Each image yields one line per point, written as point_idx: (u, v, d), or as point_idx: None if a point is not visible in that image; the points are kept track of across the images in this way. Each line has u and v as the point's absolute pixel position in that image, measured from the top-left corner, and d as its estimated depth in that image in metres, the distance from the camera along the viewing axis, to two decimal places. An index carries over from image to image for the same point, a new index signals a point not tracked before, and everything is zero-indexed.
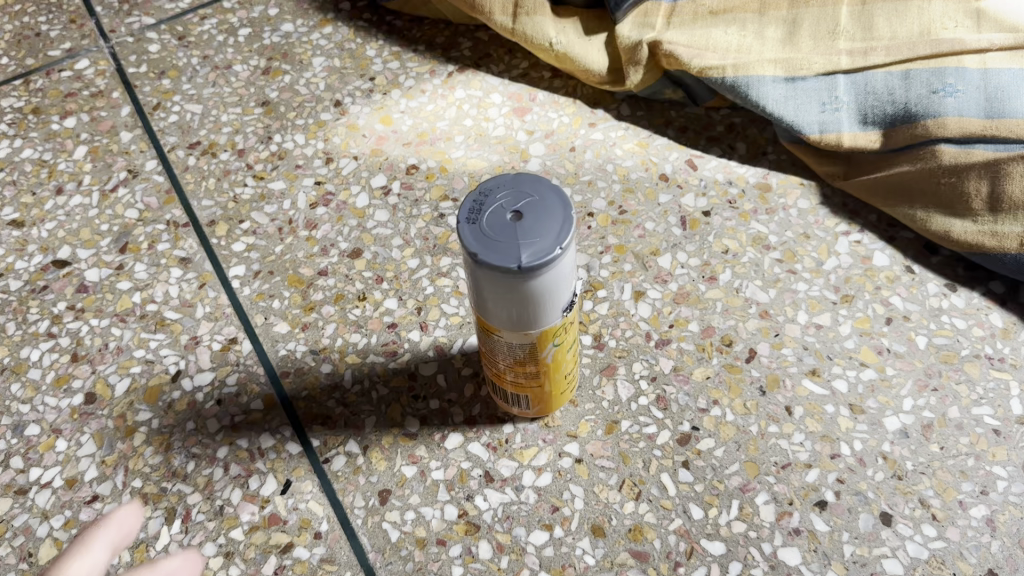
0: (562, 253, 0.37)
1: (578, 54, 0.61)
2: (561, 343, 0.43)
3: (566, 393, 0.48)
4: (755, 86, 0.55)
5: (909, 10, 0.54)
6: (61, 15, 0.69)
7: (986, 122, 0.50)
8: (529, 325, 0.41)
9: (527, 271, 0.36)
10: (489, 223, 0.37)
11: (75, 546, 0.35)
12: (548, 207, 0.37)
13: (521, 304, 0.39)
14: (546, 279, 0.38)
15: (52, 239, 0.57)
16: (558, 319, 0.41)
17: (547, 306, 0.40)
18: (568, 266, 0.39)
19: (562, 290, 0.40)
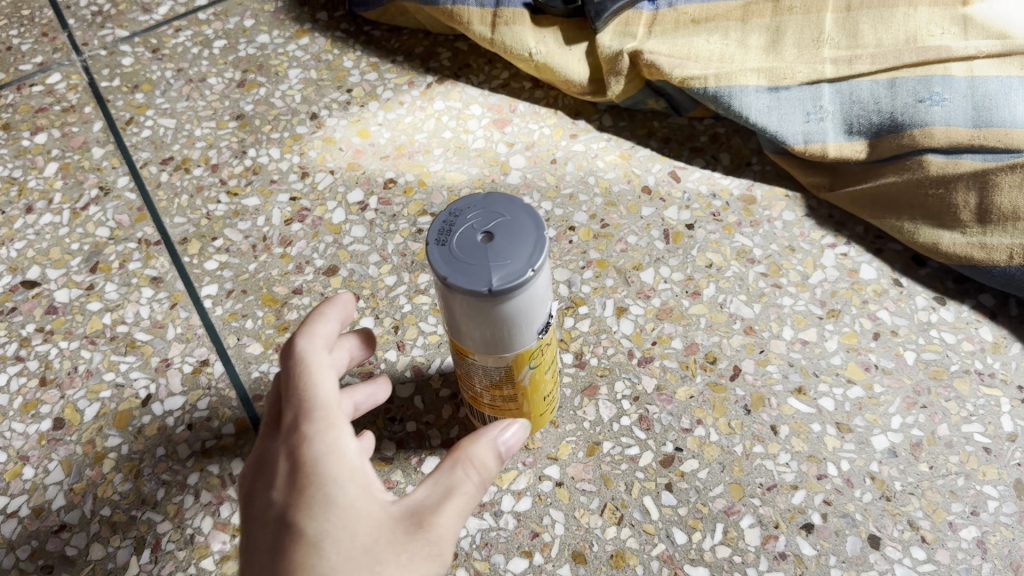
0: (536, 274, 0.35)
1: (558, 64, 0.59)
2: (537, 365, 0.42)
3: (547, 412, 0.47)
4: (738, 96, 0.54)
5: (894, 17, 0.53)
6: (32, 28, 0.68)
7: (973, 131, 0.49)
8: (503, 345, 0.39)
9: (499, 293, 0.34)
10: (458, 244, 0.35)
11: (315, 317, 0.39)
12: (519, 227, 0.35)
13: (492, 326, 0.37)
14: (519, 300, 0.36)
15: (21, 259, 0.56)
16: (534, 339, 0.39)
17: (520, 328, 0.38)
18: (541, 285, 0.37)
19: (535, 310, 0.38)
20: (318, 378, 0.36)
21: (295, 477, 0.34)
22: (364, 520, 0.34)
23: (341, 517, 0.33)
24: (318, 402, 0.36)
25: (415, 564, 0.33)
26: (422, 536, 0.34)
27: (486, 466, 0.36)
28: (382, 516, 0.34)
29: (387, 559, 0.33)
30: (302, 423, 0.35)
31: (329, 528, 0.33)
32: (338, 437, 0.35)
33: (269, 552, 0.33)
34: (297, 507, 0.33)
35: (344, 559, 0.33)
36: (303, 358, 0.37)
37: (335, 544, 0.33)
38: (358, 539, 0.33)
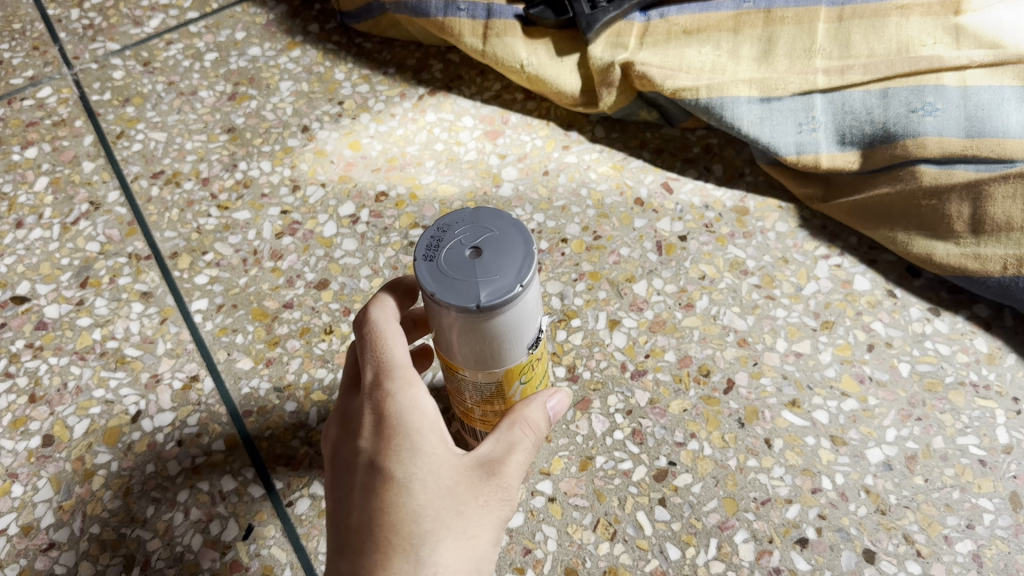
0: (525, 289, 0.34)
1: (549, 76, 0.59)
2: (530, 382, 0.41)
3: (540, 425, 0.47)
4: (729, 107, 0.54)
5: (886, 27, 0.53)
6: (23, 41, 0.68)
7: (966, 141, 0.49)
8: (493, 361, 0.38)
9: (487, 309, 0.34)
10: (447, 260, 0.34)
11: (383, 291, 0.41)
12: (508, 242, 0.35)
13: (481, 342, 0.36)
14: (508, 314, 0.35)
15: (11, 274, 0.56)
16: (523, 355, 0.39)
17: (509, 343, 0.37)
18: (529, 300, 0.37)
19: (524, 325, 0.37)
20: (393, 340, 0.38)
21: (380, 427, 0.36)
22: (446, 466, 0.36)
23: (427, 464, 0.35)
24: (397, 362, 0.37)
25: (491, 506, 0.36)
26: (495, 483, 0.36)
27: (538, 425, 0.39)
28: (460, 464, 0.36)
29: (468, 502, 0.35)
30: (385, 381, 0.37)
31: (416, 472, 0.35)
32: (419, 394, 0.37)
33: (360, 495, 0.35)
34: (384, 454, 0.35)
35: (434, 498, 0.34)
36: (380, 324, 0.38)
37: (424, 485, 0.35)
38: (442, 482, 0.35)
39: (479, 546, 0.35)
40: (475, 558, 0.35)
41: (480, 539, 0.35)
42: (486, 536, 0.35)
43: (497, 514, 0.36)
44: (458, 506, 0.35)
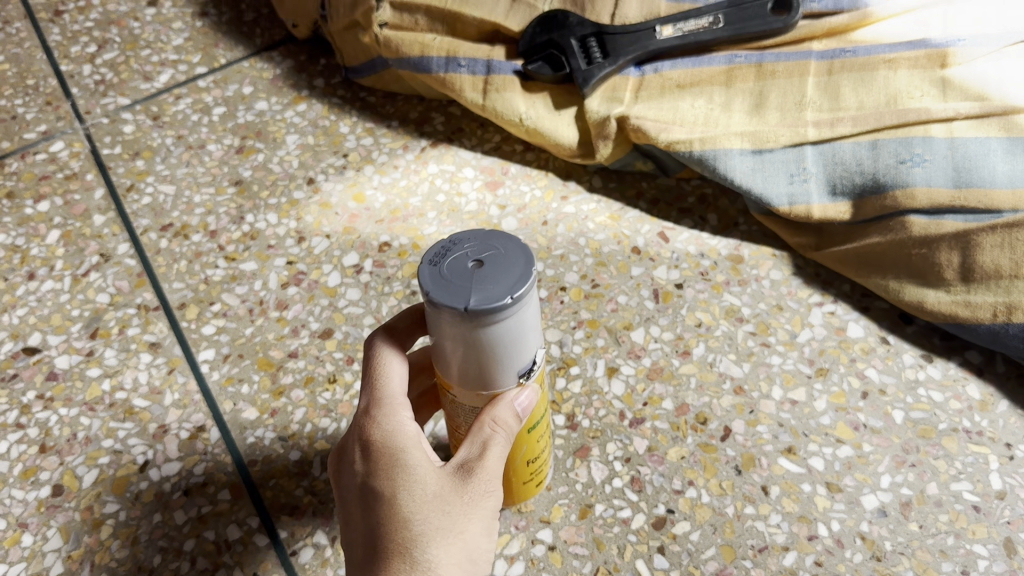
0: (516, 304, 0.32)
1: (548, 129, 0.61)
2: (534, 428, 0.41)
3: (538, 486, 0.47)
4: (722, 159, 0.55)
5: (875, 79, 0.55)
6: (37, 97, 0.70)
7: (955, 192, 0.50)
8: (483, 382, 0.36)
9: (470, 317, 0.32)
10: (447, 264, 0.33)
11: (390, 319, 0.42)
12: (511, 256, 0.33)
13: (474, 360, 0.35)
14: (499, 329, 0.33)
15: (23, 325, 0.57)
16: (513, 383, 0.37)
17: (502, 364, 0.35)
18: (529, 319, 0.35)
19: (520, 345, 0.35)
20: (389, 366, 0.39)
21: (368, 446, 0.37)
22: (431, 472, 0.36)
23: (412, 474, 0.35)
24: (390, 386, 0.39)
25: (475, 502, 0.36)
26: (476, 480, 0.36)
27: (514, 420, 0.37)
28: (440, 468, 0.37)
29: (454, 503, 0.35)
30: (373, 408, 0.38)
31: (402, 483, 0.35)
32: (404, 417, 0.38)
33: (357, 516, 0.36)
34: (374, 473, 0.36)
35: (421, 503, 0.35)
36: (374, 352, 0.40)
37: (411, 491, 0.35)
38: (427, 488, 0.35)
39: (471, 541, 0.35)
40: (469, 553, 0.35)
41: (471, 534, 0.35)
42: (476, 530, 0.36)
43: (484, 508, 0.36)
44: (443, 505, 0.35)
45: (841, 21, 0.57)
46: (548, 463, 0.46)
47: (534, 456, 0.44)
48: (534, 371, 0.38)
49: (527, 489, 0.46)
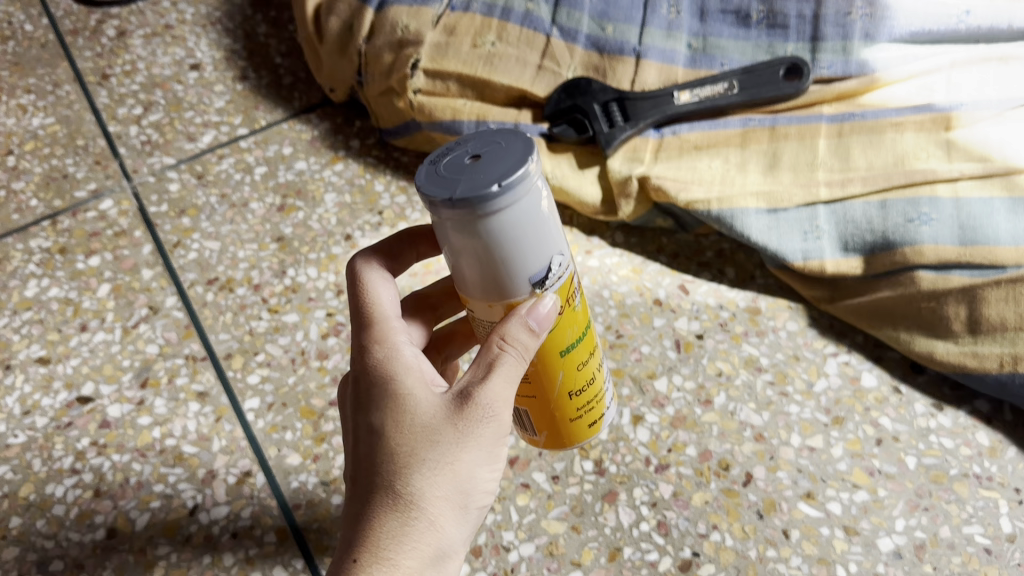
0: (510, 194, 0.31)
1: (572, 188, 0.64)
2: (569, 351, 0.40)
3: (588, 434, 0.46)
4: (739, 218, 0.58)
5: (883, 141, 0.58)
6: (86, 156, 0.74)
7: (961, 249, 0.52)
8: (497, 290, 0.35)
9: (460, 209, 0.31)
10: (448, 166, 0.33)
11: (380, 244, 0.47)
12: (508, 153, 0.32)
13: (480, 269, 0.34)
14: (501, 225, 0.32)
15: (76, 375, 0.60)
16: (526, 293, 0.35)
17: (511, 270, 0.34)
18: (537, 217, 0.33)
19: (531, 245, 0.34)
20: (381, 292, 0.42)
21: (364, 380, 0.39)
22: (424, 403, 0.37)
23: (402, 408, 0.37)
24: (386, 315, 0.41)
25: (466, 430, 0.37)
26: (470, 408, 0.37)
27: (529, 337, 0.36)
28: (437, 399, 0.38)
29: (444, 432, 0.37)
30: (367, 344, 0.40)
31: (392, 418, 0.37)
32: (395, 350, 0.39)
33: (356, 451, 0.38)
34: (369, 408, 0.38)
35: (409, 435, 0.36)
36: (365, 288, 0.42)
37: (400, 424, 0.37)
38: (418, 420, 0.37)
39: (461, 471, 0.37)
40: (459, 483, 0.37)
41: (461, 464, 0.37)
42: (466, 461, 0.37)
43: (476, 438, 0.37)
44: (432, 436, 0.36)
45: (850, 87, 0.61)
46: (598, 407, 0.45)
47: (579, 388, 0.43)
48: (556, 280, 0.36)
49: (574, 432, 0.45)
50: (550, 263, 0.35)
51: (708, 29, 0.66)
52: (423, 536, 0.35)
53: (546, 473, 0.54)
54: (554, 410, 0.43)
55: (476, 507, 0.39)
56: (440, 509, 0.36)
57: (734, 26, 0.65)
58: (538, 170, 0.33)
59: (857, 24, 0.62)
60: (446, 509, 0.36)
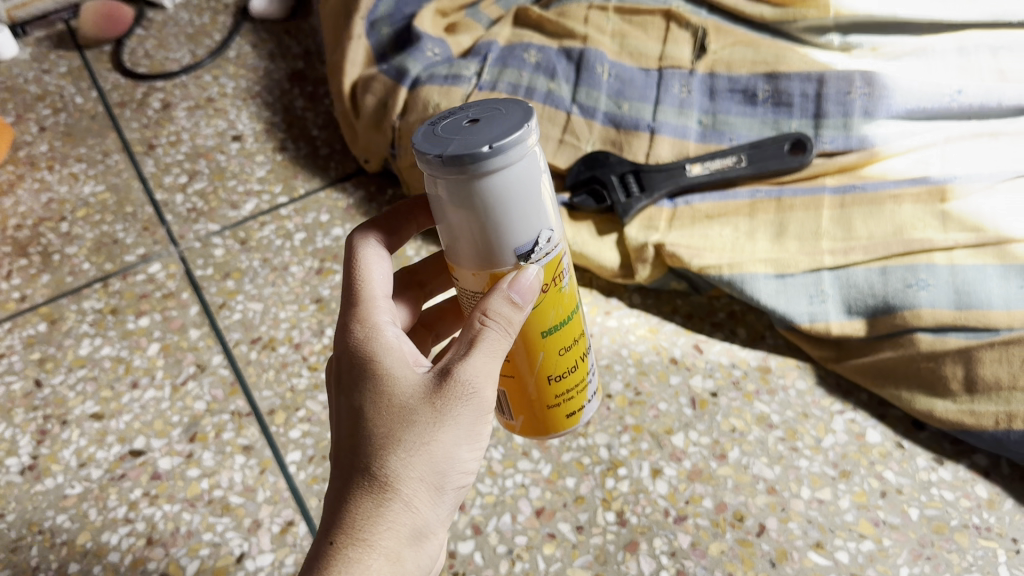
0: (500, 157, 0.33)
1: (592, 253, 0.68)
2: (550, 335, 0.44)
3: (565, 422, 0.49)
4: (749, 281, 0.62)
5: (883, 212, 0.62)
6: (135, 223, 0.79)
7: (956, 313, 0.56)
8: (484, 254, 0.38)
9: (449, 166, 0.34)
10: (447, 127, 0.35)
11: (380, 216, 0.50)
12: (503, 120, 0.35)
13: (471, 229, 0.37)
14: (488, 184, 0.35)
15: (129, 430, 0.64)
16: (512, 262, 0.38)
17: (499, 231, 0.37)
18: (527, 184, 0.36)
19: (518, 210, 0.36)
20: (373, 270, 0.46)
21: (350, 363, 0.41)
22: (405, 385, 0.40)
23: (382, 389, 0.40)
24: (374, 295, 0.45)
25: (442, 411, 0.39)
26: (448, 388, 0.39)
27: (511, 312, 0.39)
28: (416, 381, 0.40)
29: (421, 411, 0.39)
30: (353, 328, 0.43)
31: (372, 399, 0.40)
32: (379, 334, 0.42)
33: (341, 431, 0.41)
34: (353, 391, 0.41)
35: (387, 419, 0.39)
36: (358, 272, 0.45)
37: (380, 407, 0.39)
38: (395, 401, 0.39)
39: (437, 451, 0.39)
40: (435, 463, 0.39)
41: (437, 445, 0.39)
42: (443, 441, 0.39)
43: (452, 419, 0.39)
44: (408, 419, 0.39)
45: (851, 160, 0.65)
46: (577, 398, 0.48)
47: (558, 374, 0.46)
48: (542, 253, 0.39)
49: (550, 419, 0.48)
50: (537, 231, 0.38)
51: (718, 106, 0.71)
52: (398, 516, 0.38)
53: (571, 523, 0.57)
54: (533, 393, 0.46)
55: (456, 486, 0.41)
56: (415, 488, 0.38)
57: (742, 103, 0.70)
58: (533, 140, 0.35)
59: (857, 102, 0.66)
60: (423, 490, 0.39)
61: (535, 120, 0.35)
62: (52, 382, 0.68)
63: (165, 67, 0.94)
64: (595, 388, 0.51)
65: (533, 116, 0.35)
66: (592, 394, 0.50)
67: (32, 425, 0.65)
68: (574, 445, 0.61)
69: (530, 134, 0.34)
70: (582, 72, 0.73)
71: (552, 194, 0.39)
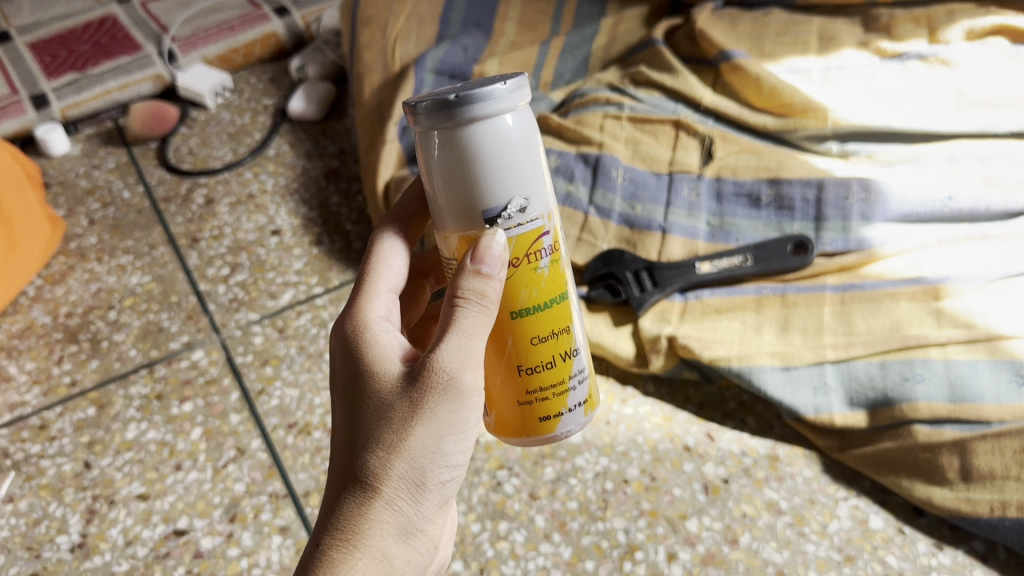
0: (474, 103, 0.40)
1: (608, 343, 0.72)
2: (520, 316, 0.47)
3: (540, 428, 0.50)
4: (757, 374, 0.66)
5: (880, 309, 0.67)
6: (179, 312, 0.84)
7: (951, 405, 0.60)
8: (466, 215, 0.44)
9: (432, 115, 0.41)
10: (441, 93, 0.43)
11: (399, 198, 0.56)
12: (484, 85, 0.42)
13: (448, 186, 0.43)
14: (467, 132, 0.41)
15: (172, 510, 0.68)
16: (482, 226, 0.43)
17: (471, 187, 0.42)
18: (505, 141, 0.42)
19: (497, 165, 0.42)
20: (382, 265, 0.52)
21: (344, 364, 0.47)
22: (386, 382, 0.45)
23: (366, 389, 0.45)
24: (376, 288, 0.50)
25: (418, 408, 0.44)
26: (422, 381, 0.44)
27: (480, 286, 0.43)
28: (396, 378, 0.45)
29: (396, 407, 0.44)
30: (348, 325, 0.48)
31: (358, 401, 0.45)
32: (370, 330, 0.47)
33: (338, 430, 0.46)
34: (345, 394, 0.46)
35: (370, 419, 0.44)
36: (370, 267, 0.51)
37: (365, 409, 0.45)
38: (376, 398, 0.44)
39: (415, 444, 0.44)
40: (414, 456, 0.44)
41: (414, 438, 0.44)
42: (419, 435, 0.44)
43: (427, 413, 0.44)
44: (387, 418, 0.44)
45: (851, 260, 0.70)
46: (552, 403, 0.49)
47: (529, 366, 0.48)
48: (511, 221, 0.44)
49: (522, 416, 0.50)
50: (512, 196, 0.43)
51: (724, 209, 0.76)
52: (382, 508, 0.43)
53: None
54: (505, 380, 0.49)
55: (440, 476, 0.46)
56: (397, 481, 0.44)
57: (747, 207, 0.76)
58: (514, 100, 0.41)
59: (854, 206, 0.72)
60: (405, 480, 0.44)
61: (520, 88, 0.42)
62: (100, 464, 0.72)
63: (208, 164, 1.01)
64: (586, 400, 0.51)
65: (520, 82, 0.42)
66: (577, 404, 0.51)
67: (82, 504, 0.69)
68: (593, 528, 0.64)
69: (509, 90, 0.41)
70: (599, 175, 0.80)
71: (535, 172, 0.44)
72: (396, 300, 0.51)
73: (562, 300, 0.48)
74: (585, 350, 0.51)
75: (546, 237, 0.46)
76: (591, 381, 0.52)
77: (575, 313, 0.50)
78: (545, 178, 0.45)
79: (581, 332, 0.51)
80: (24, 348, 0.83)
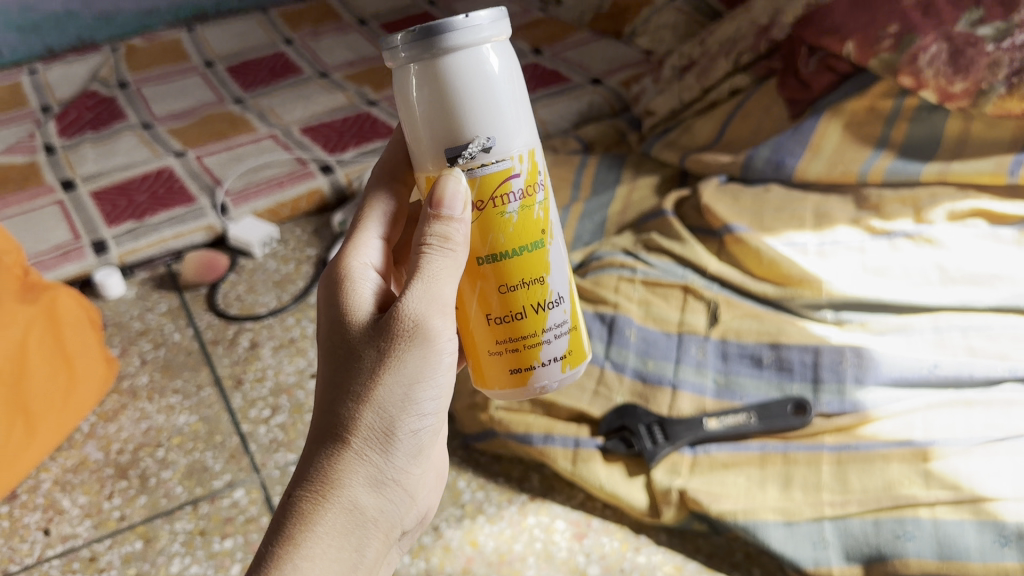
0: (446, 31, 0.48)
1: (623, 492, 0.77)
2: (494, 260, 0.56)
3: (514, 377, 0.60)
4: (761, 528, 0.71)
5: (874, 469, 0.72)
6: (222, 451, 0.91)
7: (940, 562, 0.65)
8: (438, 148, 0.52)
9: (411, 46, 0.49)
10: None
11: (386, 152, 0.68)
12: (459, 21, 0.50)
13: (429, 114, 0.51)
14: (439, 61, 0.49)
15: None
16: (460, 152, 0.52)
17: (449, 113, 0.50)
18: (475, 71, 0.50)
19: (470, 93, 0.50)
20: (371, 225, 0.64)
21: (329, 322, 0.57)
22: (360, 336, 0.54)
23: (344, 344, 0.55)
24: (366, 242, 0.62)
25: (385, 357, 0.53)
26: (390, 333, 0.53)
27: (442, 228, 0.53)
28: (368, 331, 0.54)
29: (367, 359, 0.53)
30: (333, 283, 0.58)
31: (338, 355, 0.55)
32: (350, 286, 0.57)
33: (320, 381, 0.56)
34: (328, 350, 0.56)
35: (346, 371, 0.54)
36: (356, 232, 0.63)
37: (343, 363, 0.54)
38: (352, 351, 0.54)
39: (382, 391, 0.53)
40: (383, 402, 0.53)
41: (382, 386, 0.53)
42: (386, 383, 0.53)
43: (393, 362, 0.53)
44: (358, 368, 0.53)
45: (847, 421, 0.75)
46: (524, 355, 0.59)
47: (502, 317, 0.58)
48: (476, 156, 0.52)
49: (497, 365, 0.59)
50: (477, 132, 0.51)
51: (729, 367, 0.83)
52: (355, 449, 0.53)
53: None
54: (481, 326, 0.58)
55: (406, 421, 0.55)
56: (367, 422, 0.53)
57: (751, 366, 0.83)
58: (484, 32, 0.49)
59: (849, 371, 0.78)
60: (374, 423, 0.53)
61: (494, 22, 0.50)
62: None
63: (254, 310, 1.10)
64: (563, 357, 0.61)
65: (493, 15, 0.50)
66: (553, 359, 0.60)
67: None
68: None
69: (477, 22, 0.49)
70: (614, 333, 0.88)
71: (509, 106, 0.52)
72: (381, 248, 0.63)
73: (539, 252, 0.57)
74: (565, 308, 0.60)
75: (514, 180, 0.54)
76: (572, 340, 0.61)
77: (554, 270, 0.59)
78: (518, 120, 0.53)
79: (562, 290, 0.60)
80: (77, 482, 0.89)
